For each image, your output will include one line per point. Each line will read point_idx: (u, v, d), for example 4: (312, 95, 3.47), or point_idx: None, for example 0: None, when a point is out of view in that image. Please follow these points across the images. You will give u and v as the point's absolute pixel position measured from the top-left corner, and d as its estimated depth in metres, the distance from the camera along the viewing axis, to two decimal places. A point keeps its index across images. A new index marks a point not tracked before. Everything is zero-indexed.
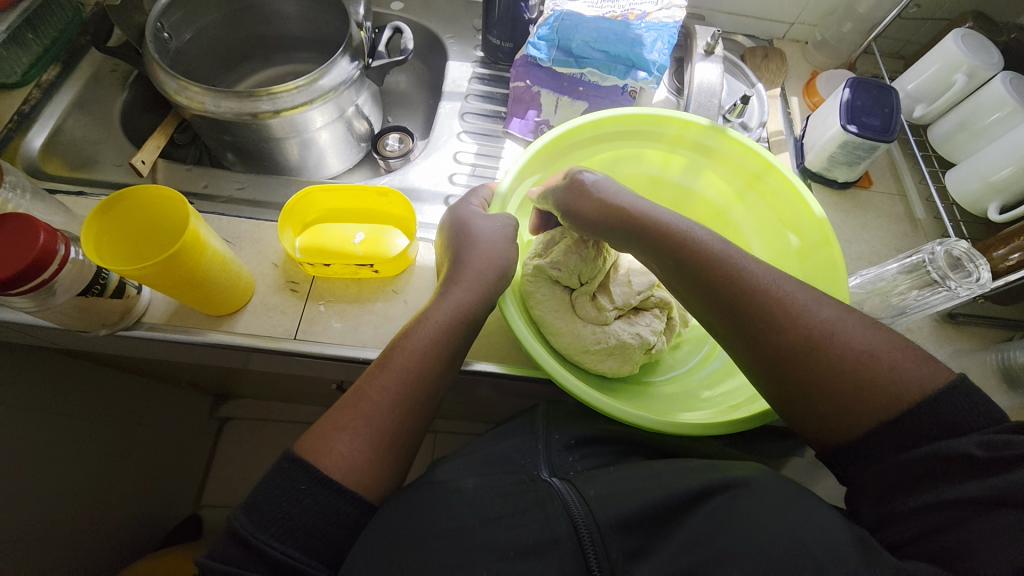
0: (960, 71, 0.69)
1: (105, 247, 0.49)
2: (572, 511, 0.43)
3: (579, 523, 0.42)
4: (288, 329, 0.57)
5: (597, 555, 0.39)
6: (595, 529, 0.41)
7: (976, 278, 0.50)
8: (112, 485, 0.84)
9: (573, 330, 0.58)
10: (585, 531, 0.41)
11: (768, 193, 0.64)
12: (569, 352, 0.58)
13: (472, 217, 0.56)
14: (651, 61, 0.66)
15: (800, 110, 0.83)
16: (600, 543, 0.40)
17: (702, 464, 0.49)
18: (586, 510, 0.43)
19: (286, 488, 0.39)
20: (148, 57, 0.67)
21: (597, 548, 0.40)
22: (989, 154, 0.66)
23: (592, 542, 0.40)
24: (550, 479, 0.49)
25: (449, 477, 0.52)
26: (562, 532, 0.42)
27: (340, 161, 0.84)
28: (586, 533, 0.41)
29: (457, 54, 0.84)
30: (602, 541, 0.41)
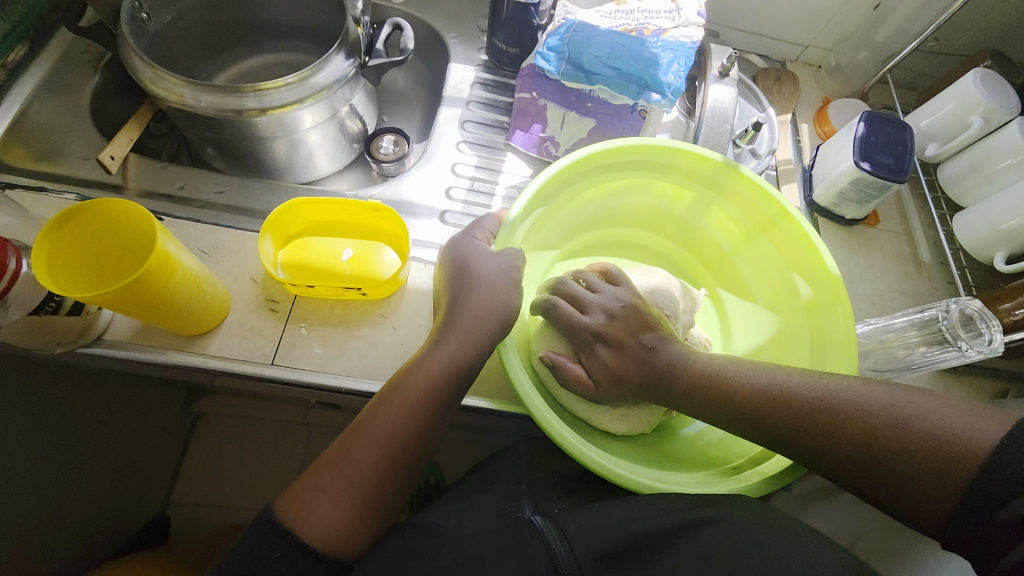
0: (976, 113, 0.67)
1: (60, 262, 0.44)
2: (552, 547, 0.42)
3: (559, 563, 0.40)
4: (266, 354, 0.53)
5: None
6: (573, 565, 0.40)
7: (988, 341, 0.49)
8: (74, 492, 0.79)
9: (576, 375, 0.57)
10: (564, 569, 0.40)
11: (780, 239, 0.62)
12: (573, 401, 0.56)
13: (476, 255, 0.52)
14: (666, 82, 0.63)
15: (810, 139, 0.81)
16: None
17: None
18: (566, 545, 0.42)
19: (257, 552, 0.36)
20: (123, 41, 0.61)
21: None
22: (1000, 202, 0.64)
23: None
24: (533, 518, 0.46)
25: (435, 520, 0.50)
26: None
27: (330, 163, 0.79)
28: (564, 567, 0.40)
29: (460, 56, 0.79)
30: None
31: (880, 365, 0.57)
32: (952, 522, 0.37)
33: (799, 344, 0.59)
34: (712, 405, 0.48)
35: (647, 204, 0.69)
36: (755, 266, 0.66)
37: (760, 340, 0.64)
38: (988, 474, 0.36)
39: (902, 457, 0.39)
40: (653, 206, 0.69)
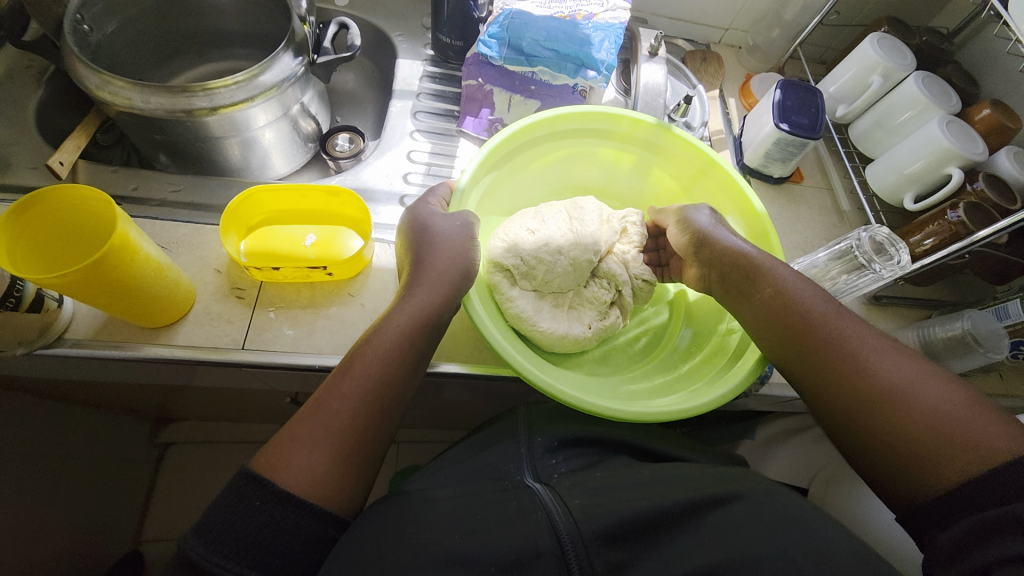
0: (876, 73, 0.76)
1: (17, 256, 0.44)
2: (555, 519, 0.45)
3: (562, 534, 0.43)
4: (235, 339, 0.53)
5: (580, 564, 0.41)
6: (577, 538, 0.43)
7: (896, 260, 0.55)
8: (43, 522, 0.76)
9: (523, 299, 0.62)
10: (568, 543, 0.42)
11: (710, 187, 0.69)
12: (523, 321, 0.61)
13: (432, 217, 0.55)
14: (599, 60, 0.68)
15: (737, 110, 0.89)
16: (584, 555, 0.42)
17: (693, 472, 0.51)
18: (569, 519, 0.45)
19: (242, 506, 0.37)
20: (67, 50, 0.61)
21: (579, 556, 0.42)
22: (903, 149, 0.72)
23: (575, 553, 0.42)
24: (534, 485, 0.50)
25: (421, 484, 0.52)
26: (545, 545, 0.42)
27: (286, 162, 0.80)
28: (569, 543, 0.42)
29: (407, 52, 0.82)
30: (586, 552, 0.42)
31: None
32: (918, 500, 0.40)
33: None
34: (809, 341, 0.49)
35: (591, 169, 0.75)
36: None
37: None
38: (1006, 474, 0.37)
39: (903, 421, 0.42)
40: (598, 169, 0.75)
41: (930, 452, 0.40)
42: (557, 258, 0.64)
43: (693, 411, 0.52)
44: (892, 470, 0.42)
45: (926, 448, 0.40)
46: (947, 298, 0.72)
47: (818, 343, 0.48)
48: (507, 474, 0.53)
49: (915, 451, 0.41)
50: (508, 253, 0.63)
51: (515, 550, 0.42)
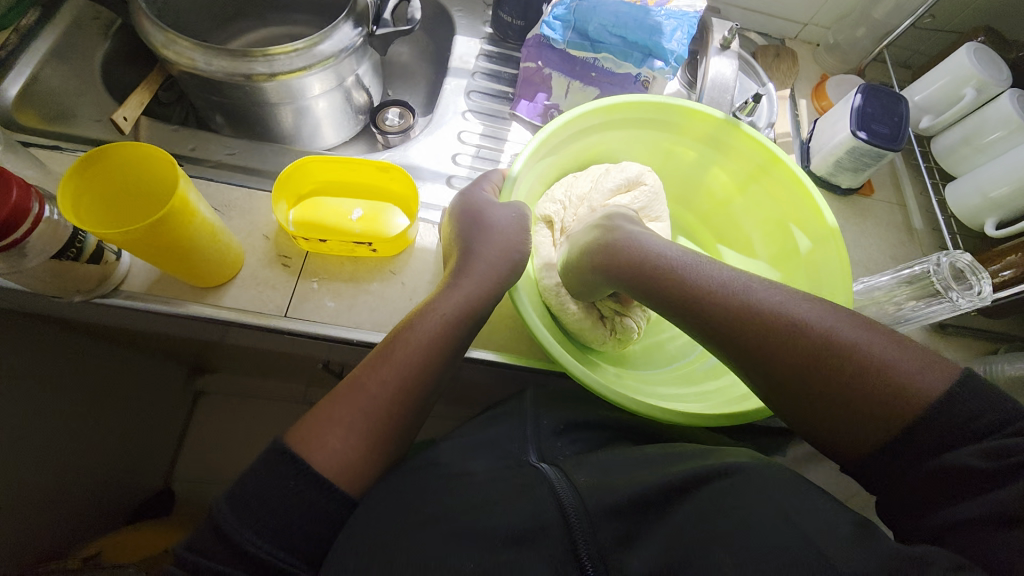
0: (970, 85, 0.69)
1: (84, 209, 0.45)
2: (559, 494, 0.43)
3: (568, 510, 0.42)
4: (279, 306, 0.54)
5: (587, 544, 0.39)
6: (584, 515, 0.41)
7: (977, 290, 0.51)
8: (84, 456, 0.80)
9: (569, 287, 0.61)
10: (574, 516, 0.41)
11: (773, 185, 0.65)
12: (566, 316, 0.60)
13: (487, 206, 0.55)
14: (669, 50, 0.64)
15: (807, 113, 0.83)
16: (590, 530, 0.40)
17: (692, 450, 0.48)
18: (575, 495, 0.43)
19: (272, 481, 0.37)
20: (135, 5, 0.62)
21: (586, 533, 0.40)
22: (991, 169, 0.66)
23: (581, 527, 0.40)
24: (539, 465, 0.49)
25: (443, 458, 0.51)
26: (551, 520, 0.41)
27: (336, 133, 0.80)
28: (575, 518, 0.41)
29: (465, 29, 0.80)
30: (591, 524, 0.40)
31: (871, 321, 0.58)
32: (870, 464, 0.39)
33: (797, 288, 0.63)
34: (742, 337, 0.43)
35: (643, 159, 0.72)
36: (749, 217, 0.69)
37: None
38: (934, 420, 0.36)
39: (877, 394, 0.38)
40: (651, 159, 0.72)
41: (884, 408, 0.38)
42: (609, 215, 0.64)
43: (727, 418, 0.50)
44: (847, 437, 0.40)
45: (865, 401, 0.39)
46: (1019, 336, 0.66)
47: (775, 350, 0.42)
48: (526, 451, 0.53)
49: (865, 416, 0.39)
50: (557, 210, 0.65)
51: (520, 525, 0.41)
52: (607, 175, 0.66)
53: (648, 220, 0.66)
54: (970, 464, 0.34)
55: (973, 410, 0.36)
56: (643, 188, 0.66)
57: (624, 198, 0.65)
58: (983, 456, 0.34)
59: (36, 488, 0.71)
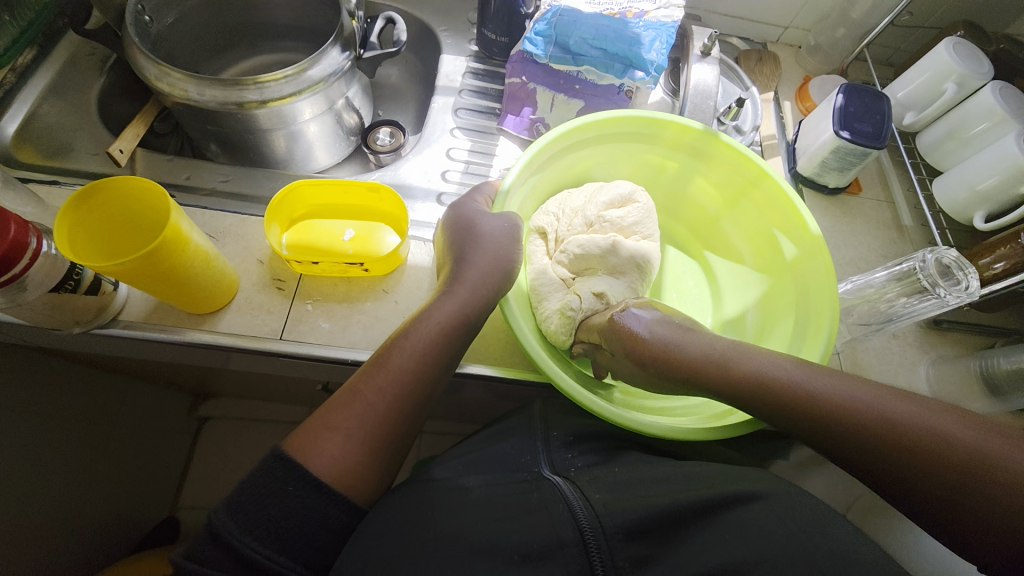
0: (950, 80, 0.70)
1: (81, 241, 0.47)
2: (576, 511, 0.43)
3: (583, 527, 0.41)
4: (274, 330, 0.55)
5: (603, 561, 0.39)
6: (599, 533, 0.41)
7: (965, 286, 0.52)
8: (88, 484, 0.81)
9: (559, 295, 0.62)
10: (590, 534, 0.40)
11: (762, 198, 0.65)
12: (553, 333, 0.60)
13: (478, 216, 0.56)
14: (649, 60, 0.65)
15: (792, 115, 0.84)
16: (607, 550, 0.40)
17: (710, 472, 0.48)
18: (590, 511, 0.43)
19: (271, 491, 0.36)
20: (128, 41, 0.64)
21: (601, 552, 0.40)
22: (976, 163, 0.67)
23: (596, 546, 0.40)
24: (553, 477, 0.49)
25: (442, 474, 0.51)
26: (567, 537, 0.41)
27: (328, 155, 0.82)
28: (590, 535, 0.41)
29: (451, 48, 0.82)
30: (607, 545, 0.40)
31: (864, 319, 0.61)
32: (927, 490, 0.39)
33: (786, 299, 0.63)
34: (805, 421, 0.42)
35: (634, 174, 0.73)
36: (739, 229, 0.69)
37: (751, 300, 0.67)
38: None
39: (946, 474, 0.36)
40: (642, 173, 0.73)
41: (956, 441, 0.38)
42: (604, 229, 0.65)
43: (716, 433, 0.50)
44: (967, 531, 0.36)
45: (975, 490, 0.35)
46: (1014, 328, 0.66)
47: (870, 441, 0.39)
48: (524, 463, 0.53)
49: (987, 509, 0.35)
50: (552, 223, 0.66)
51: (538, 543, 0.40)
52: (602, 190, 0.67)
53: (638, 237, 0.65)
54: None
55: None
56: (636, 205, 0.66)
57: (618, 211, 0.66)
58: None
59: (40, 519, 0.72)
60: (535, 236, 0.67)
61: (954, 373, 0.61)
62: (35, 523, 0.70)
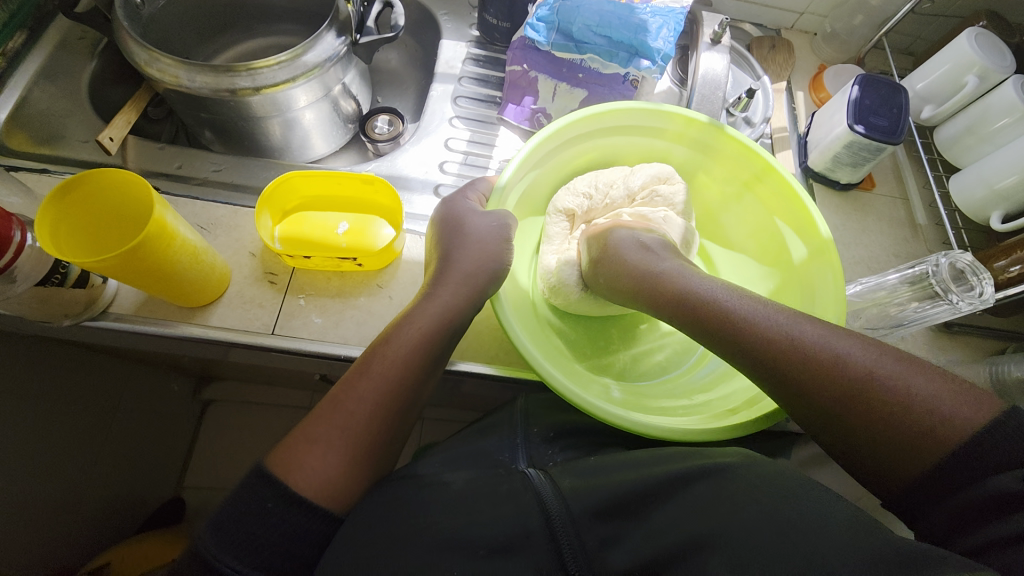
0: (972, 72, 0.67)
1: (63, 239, 0.46)
2: (546, 504, 0.43)
3: (552, 516, 0.42)
4: (266, 324, 0.54)
5: (569, 543, 0.40)
6: (568, 519, 0.41)
7: (979, 292, 0.49)
8: (90, 469, 0.82)
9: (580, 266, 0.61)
10: (557, 523, 0.41)
11: (767, 195, 0.63)
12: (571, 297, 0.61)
13: (469, 214, 0.54)
14: (655, 49, 0.62)
15: (805, 106, 0.81)
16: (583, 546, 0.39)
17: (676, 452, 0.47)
18: (559, 499, 0.43)
19: (252, 506, 0.36)
20: (117, 24, 0.62)
21: (569, 537, 0.40)
22: (996, 160, 0.64)
23: (565, 532, 0.40)
24: (526, 471, 0.49)
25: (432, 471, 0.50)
26: (534, 526, 0.41)
27: (325, 143, 0.80)
28: (558, 522, 0.41)
29: (451, 33, 0.79)
30: (575, 528, 0.41)
31: (873, 323, 0.58)
32: (908, 489, 0.36)
33: (790, 299, 0.61)
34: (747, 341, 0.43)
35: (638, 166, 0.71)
36: (744, 226, 0.67)
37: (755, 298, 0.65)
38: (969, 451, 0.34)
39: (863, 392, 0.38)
40: None
41: (915, 433, 0.35)
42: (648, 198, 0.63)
43: (711, 434, 0.49)
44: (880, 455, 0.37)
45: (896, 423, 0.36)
46: None
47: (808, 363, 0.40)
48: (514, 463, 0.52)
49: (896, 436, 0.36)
50: (582, 206, 0.65)
51: (509, 537, 0.40)
52: (640, 170, 0.65)
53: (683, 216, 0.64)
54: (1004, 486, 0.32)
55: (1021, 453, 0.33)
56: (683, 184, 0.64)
57: (664, 188, 0.64)
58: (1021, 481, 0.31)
59: (42, 506, 0.72)
60: (559, 213, 0.66)
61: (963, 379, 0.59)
62: (37, 510, 0.71)
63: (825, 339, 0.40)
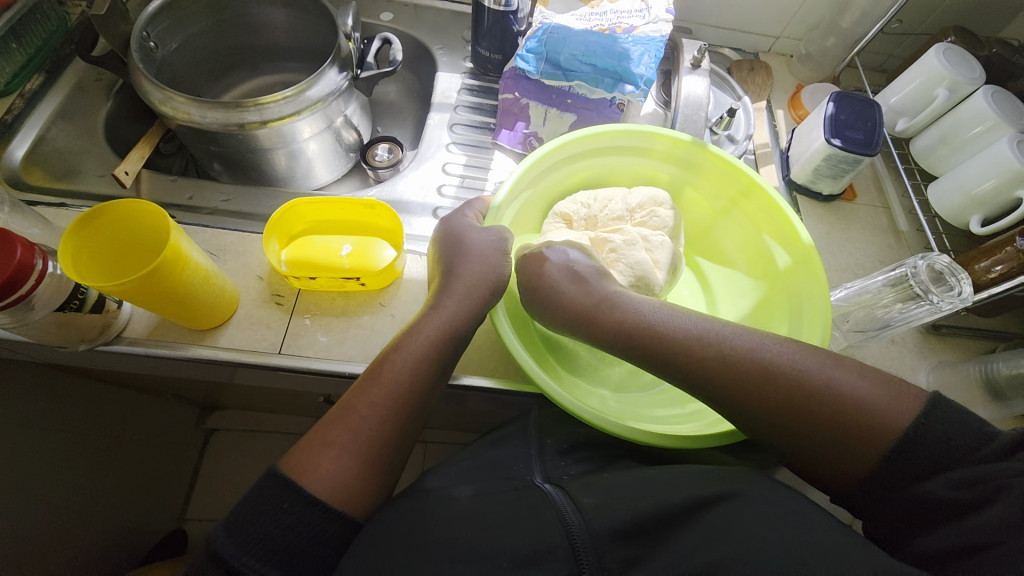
0: (942, 85, 0.70)
1: (84, 265, 0.48)
2: (566, 519, 0.42)
3: (574, 532, 0.41)
4: (273, 344, 0.56)
5: (590, 562, 0.38)
6: (588, 538, 0.40)
7: (958, 291, 0.52)
8: (97, 496, 0.82)
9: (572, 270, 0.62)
10: (579, 538, 0.40)
11: (753, 209, 0.66)
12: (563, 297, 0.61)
13: (466, 230, 0.57)
14: (638, 74, 0.67)
15: (785, 123, 0.84)
16: (595, 553, 0.39)
17: (706, 472, 0.47)
18: (582, 519, 0.42)
19: (270, 506, 0.37)
20: (134, 66, 0.66)
21: (590, 558, 0.39)
22: (971, 167, 0.67)
23: (586, 553, 0.39)
24: (543, 486, 0.49)
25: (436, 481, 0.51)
26: (556, 542, 0.40)
27: (328, 172, 0.84)
28: (580, 543, 0.40)
29: (447, 65, 0.84)
30: (595, 547, 0.40)
31: (860, 325, 0.60)
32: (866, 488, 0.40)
33: (780, 309, 0.63)
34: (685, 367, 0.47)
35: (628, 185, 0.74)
36: (731, 238, 0.70)
37: (746, 310, 0.67)
38: (913, 452, 0.38)
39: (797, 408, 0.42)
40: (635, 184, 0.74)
41: (856, 433, 0.40)
42: (647, 215, 0.67)
43: (706, 441, 0.50)
44: (827, 461, 0.41)
45: (849, 428, 0.40)
46: (1015, 332, 0.66)
47: (741, 386, 0.44)
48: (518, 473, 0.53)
49: (841, 444, 0.40)
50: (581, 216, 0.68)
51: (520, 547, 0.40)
52: (636, 192, 0.69)
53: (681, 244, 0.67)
54: (938, 493, 0.36)
55: (957, 448, 0.37)
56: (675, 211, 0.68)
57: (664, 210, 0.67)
58: (953, 487, 0.36)
59: (50, 535, 0.73)
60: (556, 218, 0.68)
61: (955, 379, 0.60)
62: (44, 538, 0.71)
63: (692, 328, 0.48)
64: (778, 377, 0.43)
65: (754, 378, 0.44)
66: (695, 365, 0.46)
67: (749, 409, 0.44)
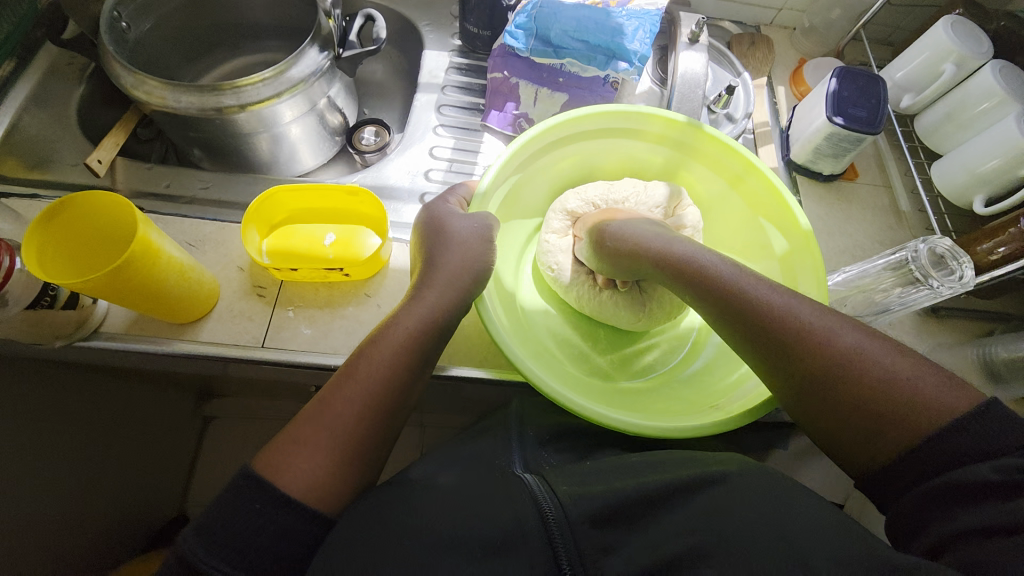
0: (949, 60, 0.67)
1: (50, 262, 0.47)
2: (540, 501, 0.41)
3: (548, 518, 0.40)
4: (255, 337, 0.55)
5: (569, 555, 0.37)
6: (563, 521, 0.39)
7: (958, 276, 0.50)
8: (97, 487, 0.82)
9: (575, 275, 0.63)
10: (555, 527, 0.39)
11: (749, 193, 0.64)
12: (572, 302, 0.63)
13: (449, 218, 0.55)
14: (631, 50, 0.64)
15: (786, 100, 0.81)
16: (571, 538, 0.38)
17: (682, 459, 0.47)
18: (558, 504, 0.41)
19: (242, 508, 0.36)
20: (104, 49, 0.63)
21: (564, 538, 0.38)
22: (976, 145, 0.64)
23: (560, 533, 0.39)
24: (521, 474, 0.46)
25: (422, 471, 0.51)
26: (531, 528, 0.39)
27: (313, 156, 0.81)
28: (553, 523, 0.39)
29: (434, 43, 0.80)
30: (571, 534, 0.39)
31: (858, 310, 0.57)
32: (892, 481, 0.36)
33: None
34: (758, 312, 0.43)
35: (623, 166, 0.71)
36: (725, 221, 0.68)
37: None
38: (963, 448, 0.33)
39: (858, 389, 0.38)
40: (628, 168, 0.72)
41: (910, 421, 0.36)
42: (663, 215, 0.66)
43: (701, 431, 0.49)
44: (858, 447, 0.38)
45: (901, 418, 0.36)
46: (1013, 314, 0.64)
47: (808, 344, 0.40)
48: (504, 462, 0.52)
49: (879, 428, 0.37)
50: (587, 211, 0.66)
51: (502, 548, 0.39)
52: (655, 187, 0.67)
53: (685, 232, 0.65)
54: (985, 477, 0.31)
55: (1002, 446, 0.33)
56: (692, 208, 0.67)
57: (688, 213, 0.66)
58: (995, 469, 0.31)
59: (49, 527, 0.73)
60: (561, 214, 0.67)
61: (953, 362, 0.59)
62: (43, 531, 0.72)
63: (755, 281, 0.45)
64: (828, 345, 0.40)
65: (829, 342, 0.40)
66: (764, 306, 0.43)
67: (803, 371, 0.40)
